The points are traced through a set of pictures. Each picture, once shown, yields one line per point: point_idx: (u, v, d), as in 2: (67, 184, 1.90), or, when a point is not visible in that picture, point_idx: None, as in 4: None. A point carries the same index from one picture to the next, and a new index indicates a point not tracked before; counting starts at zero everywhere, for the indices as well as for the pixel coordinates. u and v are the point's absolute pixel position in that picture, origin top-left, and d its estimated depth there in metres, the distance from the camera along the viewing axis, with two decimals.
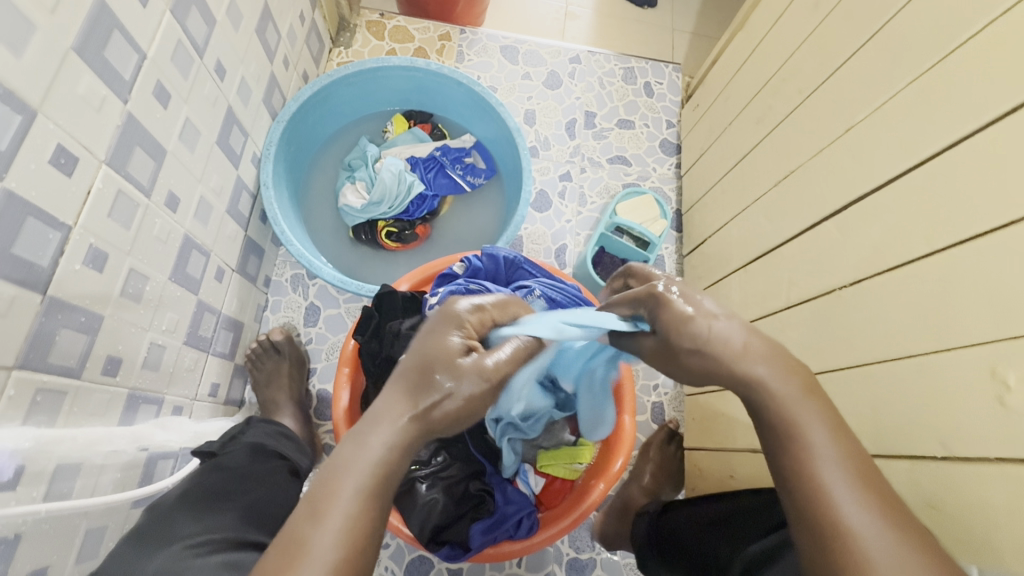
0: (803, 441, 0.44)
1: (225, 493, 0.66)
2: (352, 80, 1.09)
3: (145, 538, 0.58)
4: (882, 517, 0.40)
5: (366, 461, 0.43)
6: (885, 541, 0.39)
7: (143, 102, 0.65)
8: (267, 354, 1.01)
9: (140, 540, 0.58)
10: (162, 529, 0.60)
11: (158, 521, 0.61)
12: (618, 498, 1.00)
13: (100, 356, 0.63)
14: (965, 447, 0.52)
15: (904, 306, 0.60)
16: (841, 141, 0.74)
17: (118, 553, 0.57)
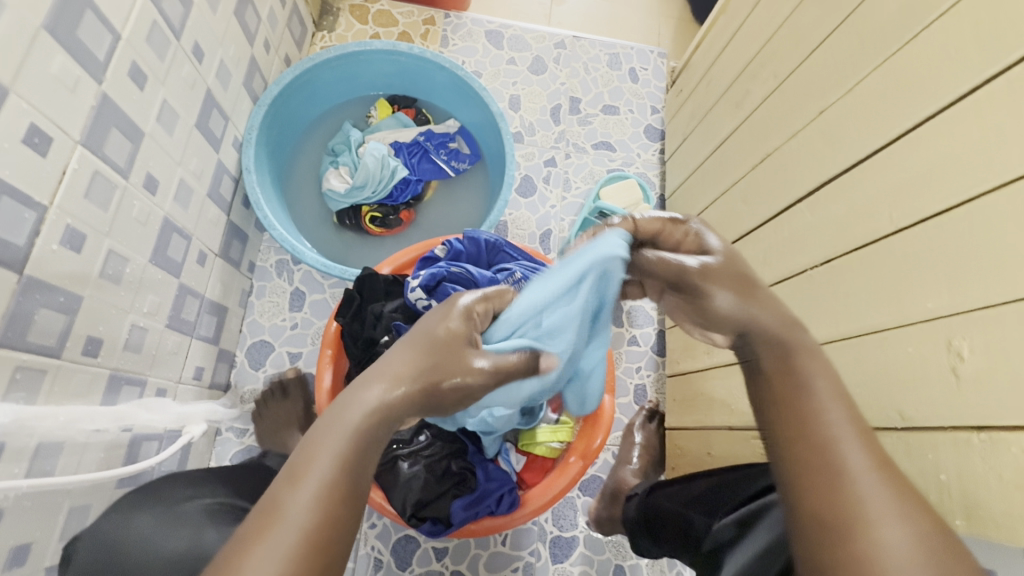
0: (844, 466, 0.43)
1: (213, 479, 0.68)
2: (334, 64, 1.08)
3: (146, 504, 0.60)
4: (921, 549, 0.39)
5: (350, 425, 0.45)
6: (919, 574, 0.38)
7: (118, 83, 0.65)
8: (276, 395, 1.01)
9: (145, 503, 0.60)
10: (165, 497, 0.62)
11: (156, 491, 0.63)
12: (610, 483, 1.03)
13: (80, 336, 0.63)
14: (922, 417, 0.54)
15: (870, 283, 0.62)
16: (814, 123, 0.76)
17: (117, 515, 0.59)
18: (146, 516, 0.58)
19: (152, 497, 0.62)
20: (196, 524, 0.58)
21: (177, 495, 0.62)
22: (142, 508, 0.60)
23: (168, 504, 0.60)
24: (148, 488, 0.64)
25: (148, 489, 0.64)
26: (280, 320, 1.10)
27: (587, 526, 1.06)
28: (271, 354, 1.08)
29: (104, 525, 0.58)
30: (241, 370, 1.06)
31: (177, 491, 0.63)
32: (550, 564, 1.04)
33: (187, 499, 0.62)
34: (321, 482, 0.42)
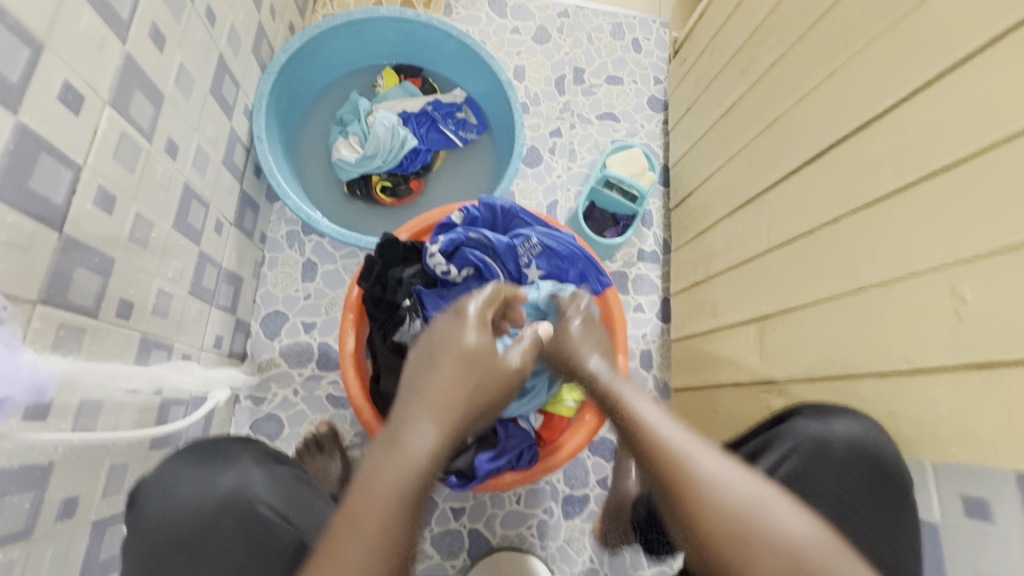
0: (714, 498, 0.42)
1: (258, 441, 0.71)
2: (341, 31, 1.07)
3: (199, 461, 0.64)
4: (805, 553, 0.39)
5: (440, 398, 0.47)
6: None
7: (140, 43, 0.65)
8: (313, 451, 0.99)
9: (202, 461, 0.64)
10: (222, 454, 0.65)
11: (212, 447, 0.66)
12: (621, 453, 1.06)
13: (114, 298, 0.64)
14: (926, 359, 0.58)
15: (878, 238, 0.65)
16: (821, 86, 0.78)
17: (176, 469, 0.63)
18: (203, 476, 0.62)
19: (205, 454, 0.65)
20: (247, 471, 0.64)
21: (231, 456, 0.65)
22: (200, 466, 0.63)
23: (225, 463, 0.64)
24: (204, 444, 0.67)
25: (204, 443, 0.67)
26: (294, 290, 1.11)
27: (597, 483, 1.11)
28: (285, 324, 1.10)
29: (164, 476, 0.62)
30: (257, 339, 1.08)
31: (232, 450, 0.66)
32: (562, 520, 1.09)
33: (240, 458, 0.65)
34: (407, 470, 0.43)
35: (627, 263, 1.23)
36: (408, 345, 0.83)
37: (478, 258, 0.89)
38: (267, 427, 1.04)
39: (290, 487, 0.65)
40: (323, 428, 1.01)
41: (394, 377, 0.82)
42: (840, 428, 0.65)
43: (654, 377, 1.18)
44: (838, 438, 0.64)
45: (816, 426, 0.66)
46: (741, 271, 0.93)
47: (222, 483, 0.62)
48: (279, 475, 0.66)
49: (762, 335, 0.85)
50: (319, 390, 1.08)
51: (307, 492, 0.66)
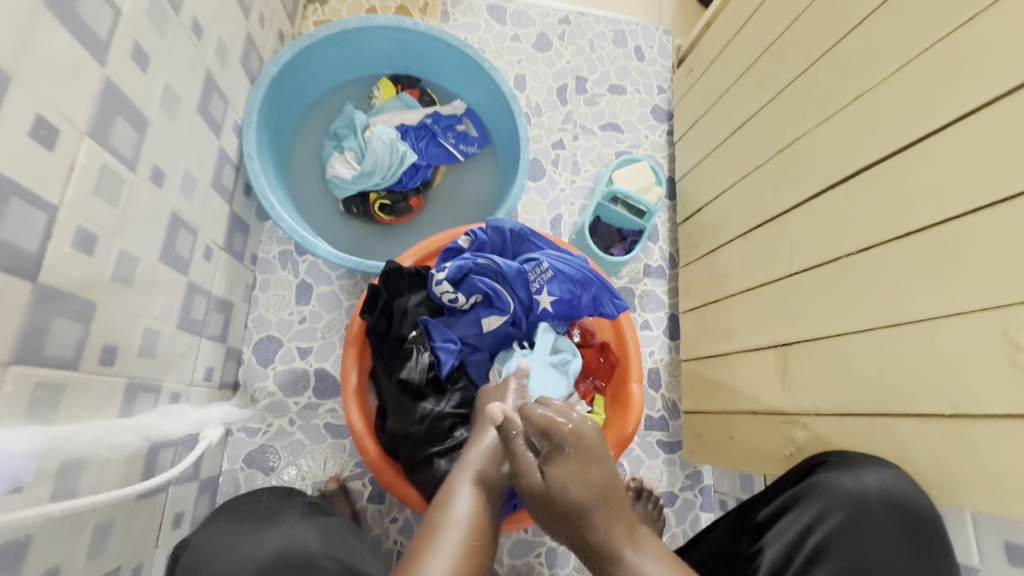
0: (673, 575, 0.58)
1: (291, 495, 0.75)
2: (335, 41, 1.02)
3: (239, 522, 0.66)
4: None
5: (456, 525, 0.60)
6: None
7: (121, 65, 0.59)
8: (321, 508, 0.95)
9: (248, 521, 0.66)
10: (265, 518, 0.66)
11: (252, 507, 0.69)
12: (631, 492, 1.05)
13: (96, 345, 0.59)
14: (971, 404, 0.55)
15: (914, 271, 0.62)
16: (850, 107, 0.75)
17: (222, 531, 0.64)
18: (247, 536, 0.64)
19: (244, 516, 0.67)
20: (296, 527, 0.66)
21: (277, 513, 0.68)
22: (249, 525, 0.65)
23: (272, 520, 0.66)
24: (240, 506, 0.69)
25: (239, 510, 0.69)
26: (288, 314, 1.06)
27: None
28: (279, 349, 1.04)
29: (212, 539, 0.63)
30: (249, 367, 1.02)
31: (276, 508, 0.69)
32: (571, 548, 1.05)
33: (286, 513, 0.69)
34: (462, 524, 0.61)
35: (634, 278, 1.20)
36: (417, 381, 0.79)
37: (488, 285, 0.84)
38: (260, 460, 0.99)
39: (333, 539, 0.67)
40: (332, 484, 0.98)
41: (401, 416, 0.78)
42: (872, 478, 0.64)
43: (663, 396, 1.14)
44: (873, 492, 0.64)
45: (846, 481, 0.66)
46: (757, 295, 0.90)
47: (267, 543, 0.63)
48: (323, 526, 0.69)
49: (784, 362, 0.82)
50: (317, 419, 1.02)
51: (347, 541, 0.70)
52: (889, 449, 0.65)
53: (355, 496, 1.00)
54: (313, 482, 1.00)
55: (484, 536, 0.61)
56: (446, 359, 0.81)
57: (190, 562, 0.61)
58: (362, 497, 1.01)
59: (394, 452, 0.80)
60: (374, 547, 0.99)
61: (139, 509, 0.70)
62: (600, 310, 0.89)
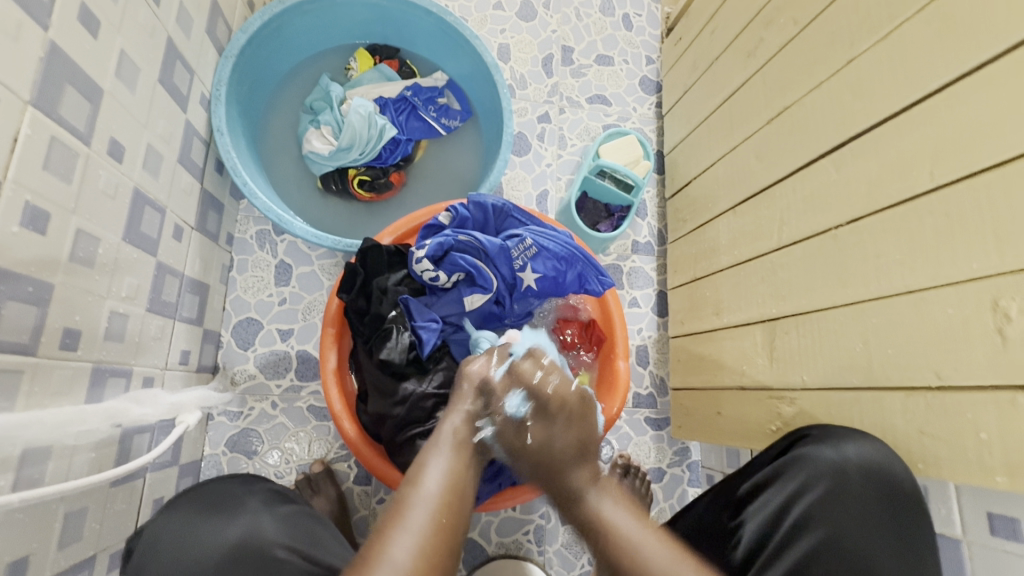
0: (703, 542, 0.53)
1: (256, 476, 0.71)
2: (307, 8, 0.97)
3: (200, 506, 0.63)
4: None
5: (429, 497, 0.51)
6: None
7: (68, 30, 0.55)
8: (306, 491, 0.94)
9: (206, 510, 0.62)
10: (226, 503, 0.63)
11: (217, 492, 0.65)
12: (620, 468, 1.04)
13: (57, 329, 0.56)
14: (958, 377, 0.54)
15: (902, 243, 0.61)
16: (840, 73, 0.72)
17: (176, 519, 0.61)
18: (206, 525, 0.61)
19: (205, 498, 0.64)
20: (255, 517, 0.62)
21: (238, 501, 0.64)
22: (207, 516, 0.61)
23: (233, 510, 0.62)
24: (203, 490, 0.65)
25: (202, 490, 0.65)
26: (267, 295, 1.03)
27: None
28: (259, 332, 1.02)
29: (172, 531, 0.60)
30: (228, 350, 1.00)
31: (239, 493, 0.65)
32: (559, 525, 1.05)
33: (248, 502, 0.64)
34: (435, 500, 0.51)
35: (621, 255, 1.18)
36: (398, 362, 0.77)
37: (469, 263, 0.81)
38: (243, 444, 0.98)
39: (299, 524, 0.65)
40: (317, 467, 0.97)
41: (381, 396, 0.77)
42: (854, 451, 0.63)
43: (650, 372, 1.14)
44: (852, 462, 0.63)
45: (829, 453, 0.64)
46: (745, 269, 0.88)
47: (229, 532, 0.60)
48: (286, 514, 0.65)
49: (771, 337, 0.81)
50: (300, 402, 1.01)
51: (316, 527, 0.66)
52: (875, 423, 0.64)
53: (341, 477, 1.00)
54: (298, 465, 0.99)
55: (456, 510, 0.52)
56: (428, 338, 0.79)
57: (151, 550, 0.59)
58: (348, 479, 1.00)
59: (376, 433, 0.79)
60: (361, 528, 0.99)
61: (115, 495, 0.69)
62: (585, 288, 0.87)
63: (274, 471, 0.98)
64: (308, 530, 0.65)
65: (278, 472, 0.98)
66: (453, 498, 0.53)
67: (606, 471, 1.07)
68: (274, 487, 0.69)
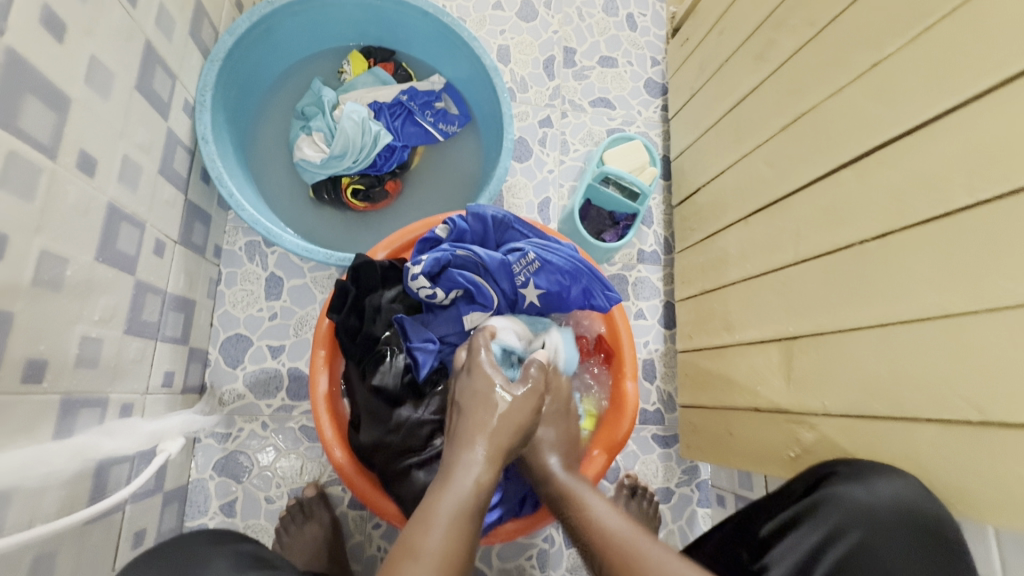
0: None
1: (230, 538, 0.65)
2: (296, 9, 0.92)
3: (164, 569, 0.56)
4: None
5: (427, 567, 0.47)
6: None
7: (28, 35, 0.50)
8: (297, 518, 0.90)
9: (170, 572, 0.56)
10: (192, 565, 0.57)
11: (184, 552, 0.59)
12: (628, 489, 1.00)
13: (18, 361, 0.52)
14: (1000, 411, 0.50)
15: (936, 262, 0.56)
16: (863, 78, 0.68)
17: None
18: None
19: (169, 561, 0.57)
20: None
21: (204, 561, 0.58)
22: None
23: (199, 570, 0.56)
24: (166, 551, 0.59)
25: (164, 551, 0.59)
26: (256, 310, 0.98)
27: None
28: (248, 348, 0.97)
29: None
30: (216, 368, 0.95)
31: (205, 555, 0.59)
32: (564, 548, 1.01)
33: (214, 563, 0.58)
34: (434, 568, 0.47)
35: (627, 265, 1.13)
36: (392, 387, 0.72)
37: (468, 280, 0.77)
38: (232, 467, 0.93)
39: None
40: (310, 491, 0.92)
41: (375, 423, 0.72)
42: (886, 490, 0.58)
43: (657, 388, 1.09)
44: (884, 503, 0.58)
45: (858, 493, 0.60)
46: (759, 283, 0.84)
47: None
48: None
49: (788, 357, 0.76)
50: (291, 422, 0.96)
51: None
52: (905, 455, 0.59)
53: (335, 501, 0.95)
54: (290, 489, 0.94)
55: None
56: (424, 360, 0.74)
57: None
58: (343, 503, 0.95)
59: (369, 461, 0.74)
60: (356, 553, 0.94)
61: (89, 533, 0.64)
62: (591, 302, 0.82)
63: (264, 495, 0.93)
64: None
65: (269, 497, 0.93)
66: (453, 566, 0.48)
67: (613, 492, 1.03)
68: (242, 548, 0.63)
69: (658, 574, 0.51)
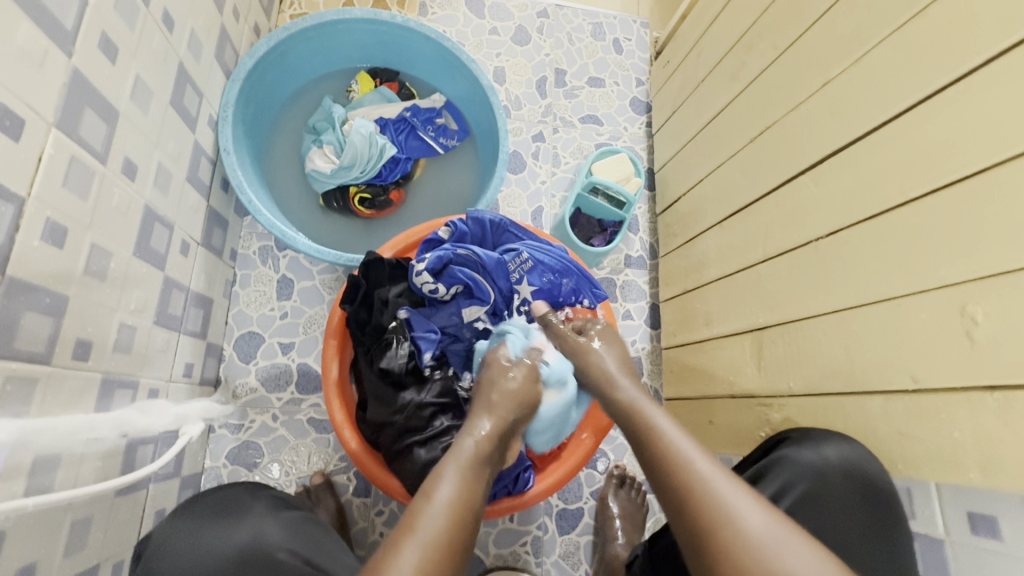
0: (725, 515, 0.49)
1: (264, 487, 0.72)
2: (311, 34, 1.01)
3: (209, 514, 0.64)
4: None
5: (437, 509, 0.52)
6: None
7: (89, 57, 0.58)
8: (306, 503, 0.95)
9: (214, 516, 0.64)
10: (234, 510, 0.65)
11: (223, 498, 0.67)
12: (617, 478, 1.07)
13: (70, 340, 0.58)
14: (932, 379, 0.57)
15: (877, 254, 0.65)
16: (817, 95, 0.77)
17: (185, 527, 0.62)
18: (217, 530, 0.62)
19: (210, 509, 0.65)
20: (260, 521, 0.64)
21: (241, 506, 0.66)
22: (213, 519, 0.63)
23: (240, 514, 0.64)
24: (207, 498, 0.67)
25: (206, 501, 0.66)
26: (269, 309, 1.05)
27: (591, 496, 1.09)
28: (261, 345, 1.04)
29: (179, 536, 0.61)
30: (230, 363, 1.02)
31: (243, 501, 0.67)
32: (557, 535, 1.06)
33: (252, 507, 0.66)
34: (447, 511, 0.53)
35: (615, 269, 1.21)
36: (397, 372, 0.79)
37: (468, 276, 0.84)
38: (243, 456, 0.99)
39: (302, 531, 0.65)
40: (317, 479, 0.98)
41: (381, 405, 0.79)
42: (834, 453, 0.66)
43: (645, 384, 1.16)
44: (832, 465, 0.65)
45: (808, 454, 0.67)
46: (733, 281, 0.92)
47: (237, 536, 0.61)
48: (289, 519, 0.66)
49: (759, 346, 0.84)
50: (300, 414, 1.02)
51: (319, 534, 0.67)
52: (859, 427, 0.67)
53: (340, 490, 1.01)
54: (298, 477, 1.00)
55: (464, 526, 0.53)
56: (426, 348, 0.82)
57: (162, 554, 0.60)
58: (347, 491, 1.01)
59: (375, 442, 0.81)
60: (360, 540, 0.99)
61: (119, 506, 0.70)
62: (579, 300, 0.90)
63: (274, 483, 0.99)
64: (315, 533, 0.67)
65: (278, 485, 0.99)
66: (462, 510, 0.54)
67: (603, 481, 1.08)
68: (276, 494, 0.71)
69: (732, 494, 0.50)
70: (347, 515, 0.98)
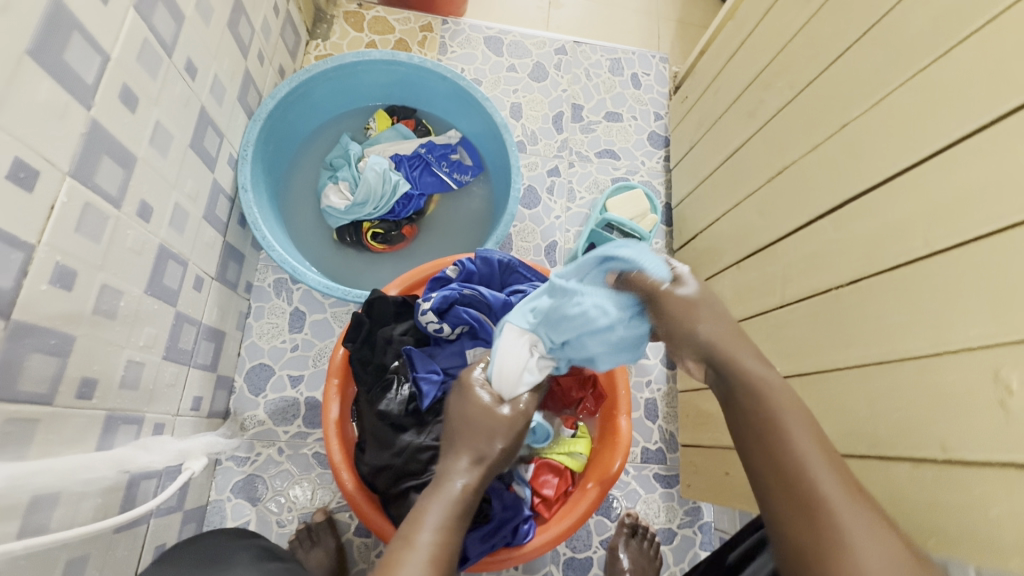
0: (782, 429, 0.51)
1: (245, 535, 0.69)
2: (331, 75, 1.04)
3: (190, 566, 0.59)
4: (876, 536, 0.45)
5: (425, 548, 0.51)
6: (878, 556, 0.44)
7: (109, 108, 0.61)
8: (306, 543, 0.94)
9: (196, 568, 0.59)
10: (218, 560, 0.61)
11: (205, 547, 0.64)
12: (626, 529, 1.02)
13: (74, 379, 0.60)
14: (964, 451, 0.52)
15: (900, 309, 0.61)
16: (835, 137, 0.74)
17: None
18: None
19: (193, 558, 0.61)
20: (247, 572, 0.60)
21: (224, 558, 0.62)
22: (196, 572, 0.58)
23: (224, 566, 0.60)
24: (189, 549, 0.63)
25: (183, 554, 0.61)
26: (280, 341, 1.06)
27: (600, 545, 1.04)
28: (270, 377, 1.04)
29: None
30: (240, 395, 1.03)
31: (228, 553, 0.62)
32: None
33: (236, 555, 0.62)
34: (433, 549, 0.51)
35: None
36: (396, 414, 0.78)
37: (472, 316, 0.83)
38: (248, 490, 0.99)
39: None
40: (319, 516, 0.97)
41: (379, 447, 0.77)
42: None
43: (659, 427, 1.12)
44: None
45: None
46: (750, 325, 0.88)
47: None
48: (273, 569, 0.62)
49: None
50: (306, 449, 1.02)
51: None
52: (884, 494, 0.61)
53: (344, 529, 0.99)
54: (300, 514, 0.99)
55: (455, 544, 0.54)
56: (428, 391, 0.79)
57: None
58: (349, 529, 0.99)
59: (373, 484, 0.79)
60: None
61: (117, 543, 0.70)
62: None
63: (276, 519, 0.98)
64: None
65: (280, 521, 0.98)
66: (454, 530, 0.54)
67: (613, 531, 1.03)
68: (258, 544, 0.67)
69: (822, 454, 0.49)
70: (346, 554, 0.96)
